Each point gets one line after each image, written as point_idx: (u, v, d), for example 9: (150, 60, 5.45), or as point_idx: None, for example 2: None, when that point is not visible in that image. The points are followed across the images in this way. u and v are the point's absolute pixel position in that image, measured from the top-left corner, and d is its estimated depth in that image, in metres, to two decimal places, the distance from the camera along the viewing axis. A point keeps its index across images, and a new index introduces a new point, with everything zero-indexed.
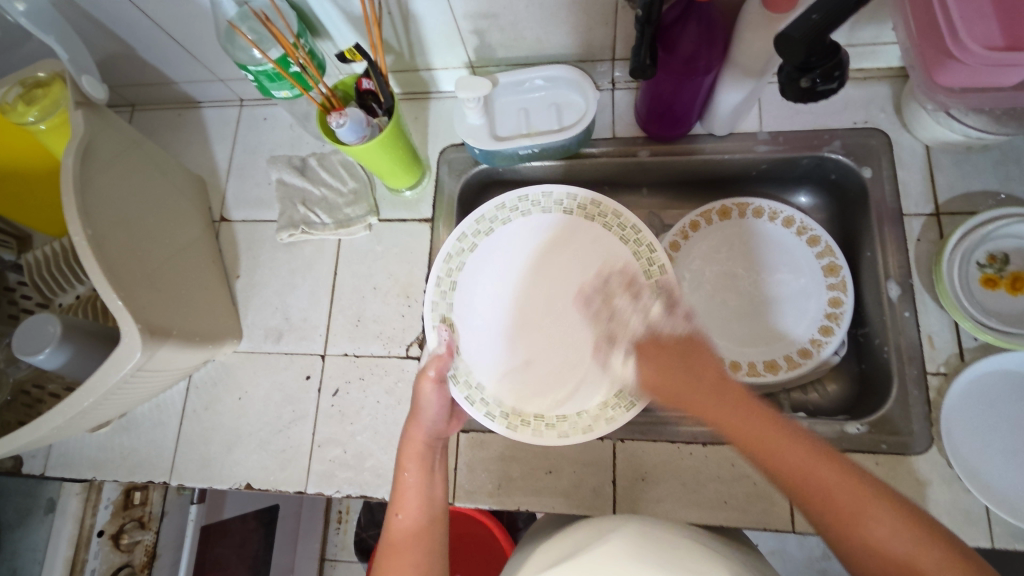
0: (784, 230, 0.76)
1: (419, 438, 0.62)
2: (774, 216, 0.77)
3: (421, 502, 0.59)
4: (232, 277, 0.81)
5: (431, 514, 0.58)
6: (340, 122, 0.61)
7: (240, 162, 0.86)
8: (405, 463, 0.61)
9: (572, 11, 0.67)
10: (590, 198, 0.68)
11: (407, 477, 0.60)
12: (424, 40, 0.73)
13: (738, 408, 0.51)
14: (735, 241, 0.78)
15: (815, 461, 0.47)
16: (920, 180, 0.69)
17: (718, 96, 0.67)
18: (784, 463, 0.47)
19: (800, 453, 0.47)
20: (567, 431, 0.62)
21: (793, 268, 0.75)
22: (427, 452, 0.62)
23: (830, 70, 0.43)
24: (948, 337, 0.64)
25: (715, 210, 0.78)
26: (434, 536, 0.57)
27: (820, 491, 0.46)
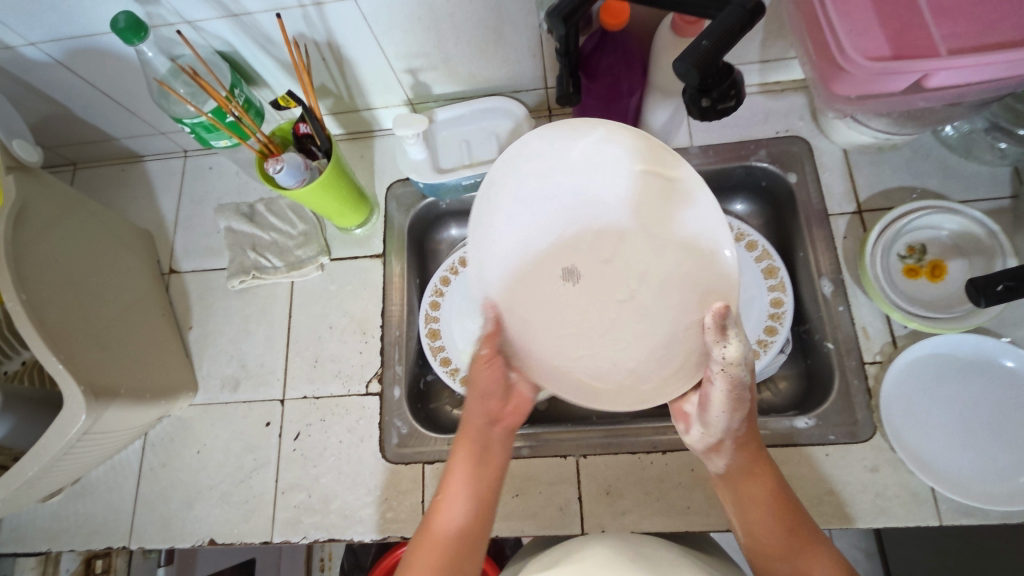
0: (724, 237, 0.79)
1: (479, 423, 0.60)
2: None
3: (472, 479, 0.58)
4: (184, 329, 0.80)
5: (484, 497, 0.58)
6: (277, 168, 0.61)
7: (188, 213, 0.86)
8: (462, 444, 0.60)
9: (500, 46, 0.70)
10: None
11: (465, 464, 0.59)
12: (361, 82, 0.75)
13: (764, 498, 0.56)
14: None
15: (805, 551, 0.53)
16: (841, 181, 0.74)
17: (645, 116, 0.71)
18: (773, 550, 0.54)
19: (786, 540, 0.54)
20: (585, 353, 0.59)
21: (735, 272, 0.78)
22: (494, 445, 0.61)
23: (727, 90, 0.45)
24: (881, 327, 0.67)
25: None
26: (482, 522, 0.57)
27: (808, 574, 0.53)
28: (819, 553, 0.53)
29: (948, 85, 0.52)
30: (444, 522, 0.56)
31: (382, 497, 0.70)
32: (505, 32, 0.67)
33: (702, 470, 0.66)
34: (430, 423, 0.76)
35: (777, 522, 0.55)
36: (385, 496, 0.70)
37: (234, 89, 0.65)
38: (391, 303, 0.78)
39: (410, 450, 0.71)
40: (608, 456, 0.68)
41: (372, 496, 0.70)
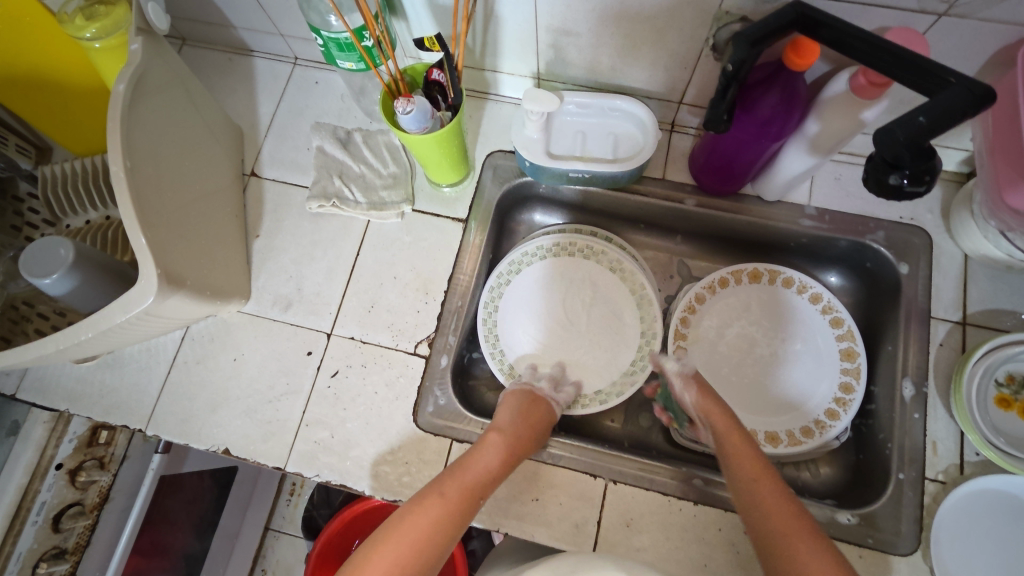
0: (809, 306, 0.76)
1: (496, 460, 0.61)
2: (802, 289, 0.76)
3: (445, 506, 0.56)
4: (251, 235, 0.79)
5: (445, 532, 0.55)
6: (406, 109, 0.59)
7: (283, 122, 0.84)
8: (442, 490, 0.57)
9: (657, 49, 0.66)
10: (613, 244, 0.81)
11: (439, 504, 0.56)
12: (499, 43, 0.72)
13: (745, 451, 0.60)
14: (755, 303, 0.78)
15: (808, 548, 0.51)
16: (954, 287, 0.70)
17: (778, 163, 0.67)
18: (775, 537, 0.53)
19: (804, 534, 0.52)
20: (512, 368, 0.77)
21: (807, 344, 0.75)
22: (475, 488, 0.59)
23: (920, 172, 0.41)
24: (952, 446, 0.65)
25: (745, 271, 0.78)
26: (435, 546, 0.54)
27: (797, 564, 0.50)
28: (814, 549, 0.51)
29: None
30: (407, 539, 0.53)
31: (402, 460, 0.69)
32: (670, 38, 0.64)
33: (729, 533, 0.64)
34: (465, 399, 0.75)
35: (787, 513, 0.54)
36: (406, 460, 0.69)
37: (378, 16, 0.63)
38: (461, 272, 0.76)
39: (442, 423, 0.70)
40: (638, 489, 0.66)
41: (393, 455, 0.69)
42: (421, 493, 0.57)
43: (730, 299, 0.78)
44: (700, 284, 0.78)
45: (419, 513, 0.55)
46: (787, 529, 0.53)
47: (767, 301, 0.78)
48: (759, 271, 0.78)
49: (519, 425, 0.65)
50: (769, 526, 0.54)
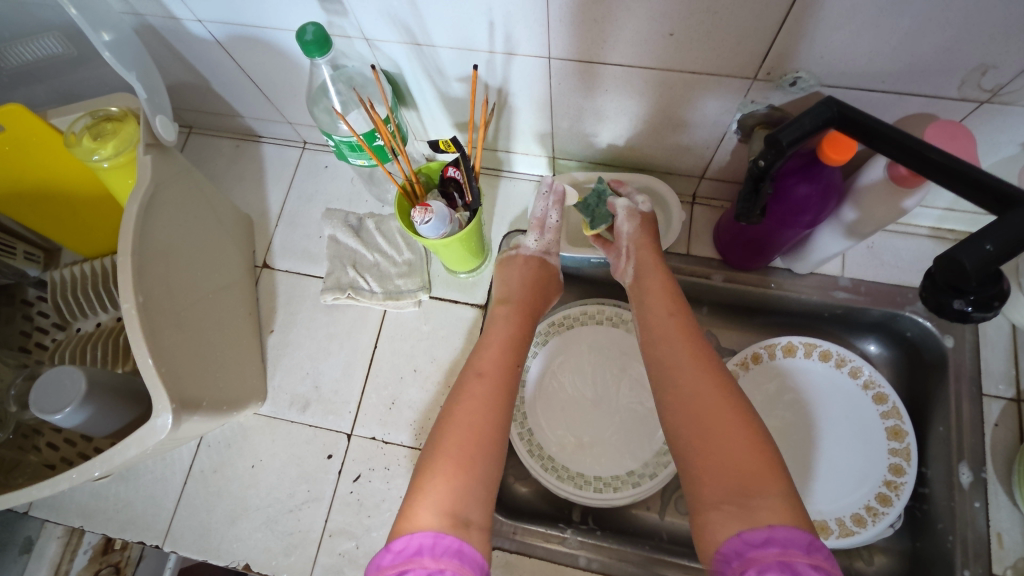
0: (849, 380, 0.72)
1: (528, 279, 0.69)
2: (841, 363, 0.73)
3: (492, 383, 0.56)
4: (265, 331, 0.77)
5: (501, 407, 0.54)
6: (424, 219, 0.56)
7: (293, 208, 0.82)
8: (481, 369, 0.57)
9: (677, 132, 0.64)
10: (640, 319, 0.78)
11: (472, 394, 0.55)
12: (512, 127, 0.70)
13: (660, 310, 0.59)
14: (789, 378, 0.74)
15: (732, 417, 0.48)
16: (1004, 360, 0.67)
17: (811, 243, 0.64)
18: (699, 394, 0.50)
19: (712, 395, 0.50)
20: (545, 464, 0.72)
21: (849, 421, 0.71)
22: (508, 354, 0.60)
23: (987, 298, 0.38)
24: (1018, 537, 0.61)
25: (780, 345, 0.75)
26: (496, 442, 0.52)
27: (716, 438, 0.47)
28: (739, 412, 0.48)
29: None
30: (467, 430, 0.52)
31: None
32: (692, 123, 0.62)
33: None
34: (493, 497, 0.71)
35: (697, 368, 0.52)
36: None
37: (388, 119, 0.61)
38: None
39: None
40: None
41: None
42: (461, 382, 0.56)
43: (763, 376, 0.75)
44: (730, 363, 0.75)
45: (463, 408, 0.54)
46: (706, 399, 0.50)
47: (803, 376, 0.74)
48: (793, 345, 0.74)
49: (529, 271, 0.69)
50: (686, 384, 0.52)
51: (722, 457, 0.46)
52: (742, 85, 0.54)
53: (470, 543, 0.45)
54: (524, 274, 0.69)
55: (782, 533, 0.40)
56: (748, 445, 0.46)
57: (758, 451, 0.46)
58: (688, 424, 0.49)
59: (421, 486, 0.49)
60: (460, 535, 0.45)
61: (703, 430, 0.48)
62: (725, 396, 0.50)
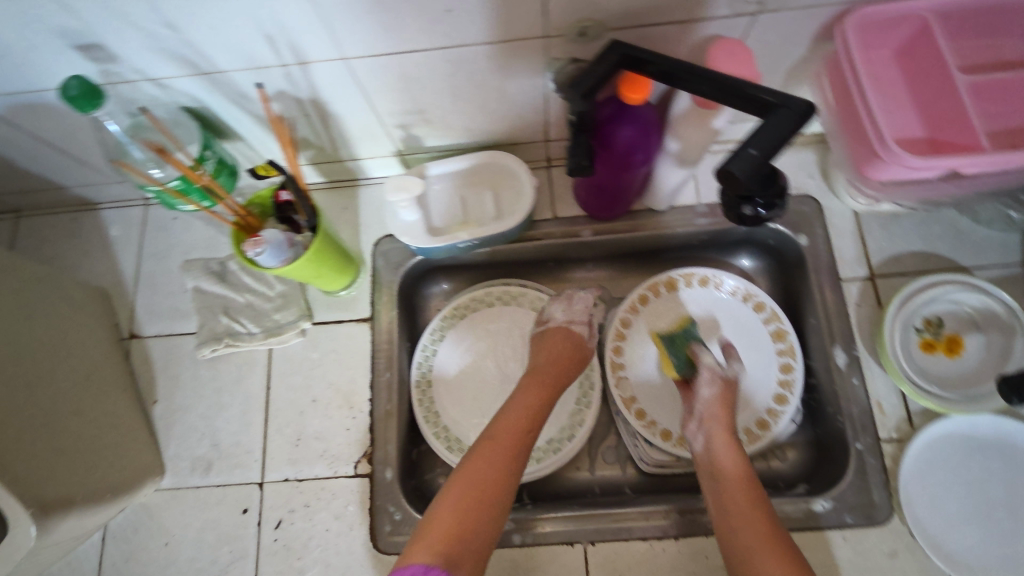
0: (729, 299, 0.76)
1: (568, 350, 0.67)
2: (719, 284, 0.77)
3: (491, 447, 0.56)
4: (148, 402, 0.72)
5: (513, 460, 0.56)
6: (256, 252, 0.54)
7: (150, 269, 0.78)
8: (491, 433, 0.58)
9: (503, 103, 0.64)
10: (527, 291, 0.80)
11: (506, 422, 0.59)
12: (346, 134, 0.68)
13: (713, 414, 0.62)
14: (676, 310, 0.77)
15: (771, 556, 0.50)
16: (853, 245, 0.72)
17: (657, 180, 0.66)
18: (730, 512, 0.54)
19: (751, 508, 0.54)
20: (468, 457, 0.72)
21: (738, 336, 0.75)
22: (520, 436, 0.58)
23: (772, 198, 0.40)
24: (896, 401, 0.66)
25: (661, 282, 0.77)
26: (497, 498, 0.53)
27: (756, 546, 0.51)
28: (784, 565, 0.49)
29: (988, 173, 0.50)
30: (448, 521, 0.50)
31: None
32: (513, 92, 0.62)
33: (716, 557, 0.63)
34: (423, 502, 0.70)
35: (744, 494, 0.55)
36: None
37: (198, 163, 0.58)
38: (381, 372, 0.72)
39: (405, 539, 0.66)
40: (620, 543, 0.64)
41: None
42: (474, 445, 0.57)
43: (652, 313, 0.77)
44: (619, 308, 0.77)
45: (482, 456, 0.55)
46: (742, 505, 0.54)
47: (688, 304, 0.77)
48: (673, 278, 0.77)
49: (564, 357, 0.67)
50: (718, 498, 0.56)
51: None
52: (539, 46, 0.54)
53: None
54: (545, 339, 0.69)
55: None
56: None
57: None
58: (739, 558, 0.52)
59: (418, 532, 0.50)
60: (453, 572, 0.47)
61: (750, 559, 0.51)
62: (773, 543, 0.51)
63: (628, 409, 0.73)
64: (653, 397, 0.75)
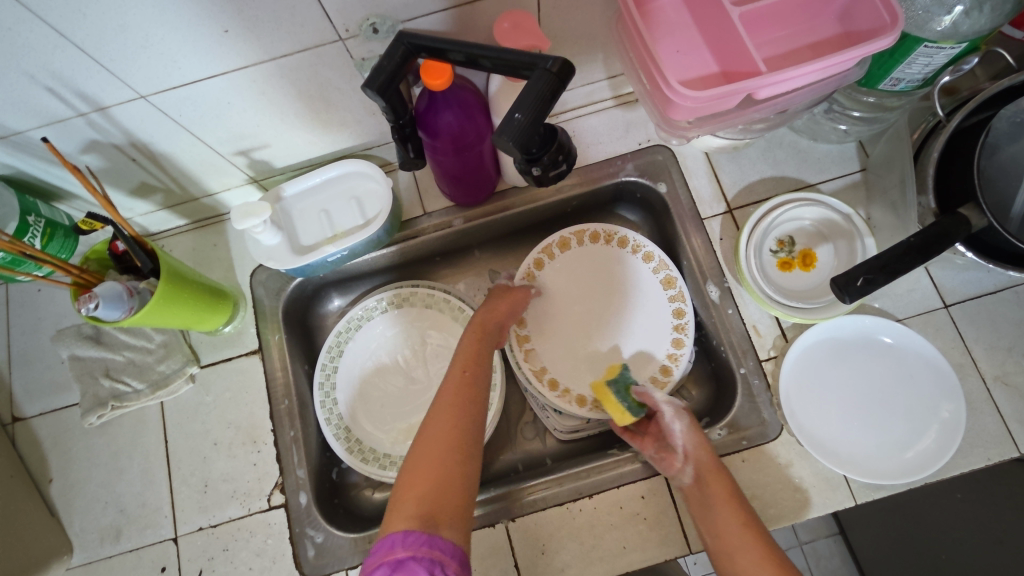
0: (621, 253, 0.77)
1: (489, 321, 0.70)
2: (610, 237, 0.77)
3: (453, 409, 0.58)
4: (43, 484, 0.70)
5: (467, 429, 0.57)
6: (91, 306, 0.52)
7: (21, 348, 0.74)
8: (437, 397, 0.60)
9: (333, 112, 0.64)
10: (419, 290, 0.80)
11: (438, 402, 0.59)
12: (189, 172, 0.67)
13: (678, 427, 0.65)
14: (571, 267, 0.78)
15: (730, 513, 0.56)
16: (708, 183, 0.75)
17: (502, 156, 0.67)
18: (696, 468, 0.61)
19: (715, 471, 0.60)
20: (386, 463, 0.73)
21: (636, 290, 0.76)
22: (466, 397, 0.60)
23: (553, 155, 0.42)
24: (770, 322, 0.69)
25: (553, 243, 0.77)
26: (463, 461, 0.54)
27: (732, 536, 0.55)
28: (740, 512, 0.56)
29: (779, 93, 0.53)
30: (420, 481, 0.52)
31: None
32: (339, 98, 0.62)
33: (630, 505, 0.65)
34: (349, 519, 0.70)
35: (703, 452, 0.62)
36: None
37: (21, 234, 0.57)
38: (280, 400, 0.72)
39: (330, 560, 0.66)
40: (537, 513, 0.65)
41: None
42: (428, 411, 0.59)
43: (555, 274, 0.77)
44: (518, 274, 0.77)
45: (430, 426, 0.57)
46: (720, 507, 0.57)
47: (584, 260, 0.78)
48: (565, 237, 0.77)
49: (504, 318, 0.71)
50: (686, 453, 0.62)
51: (721, 529, 0.56)
52: (340, 49, 0.54)
53: (441, 535, 0.48)
54: (499, 297, 0.73)
55: None
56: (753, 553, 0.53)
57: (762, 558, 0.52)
58: (702, 518, 0.58)
59: (395, 500, 0.51)
60: (433, 531, 0.48)
61: (717, 506, 0.57)
62: (733, 494, 0.58)
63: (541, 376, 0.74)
64: (564, 362, 0.75)
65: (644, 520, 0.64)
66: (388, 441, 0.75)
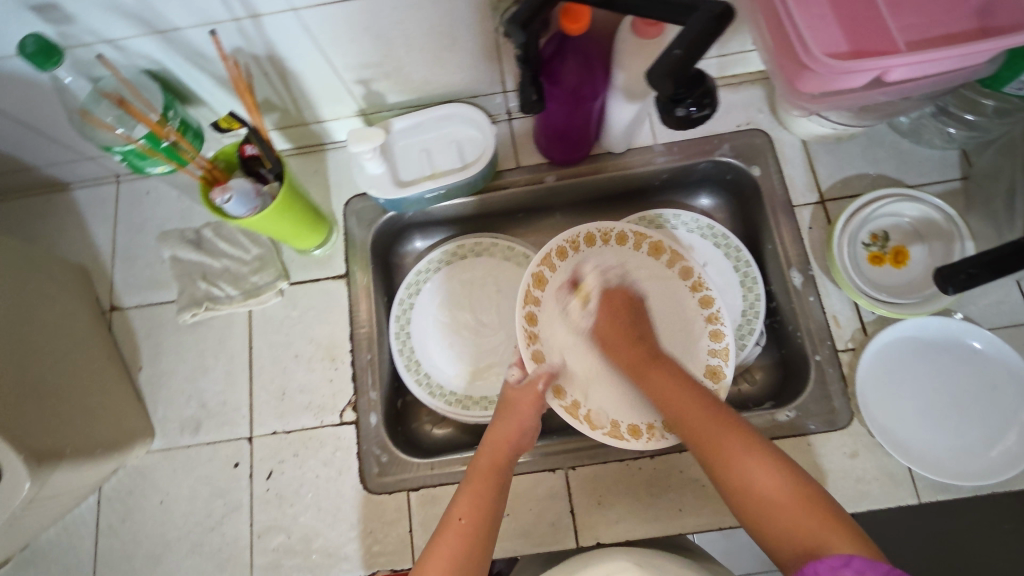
0: (637, 253, 0.73)
1: (504, 440, 0.63)
2: (607, 236, 0.72)
3: (466, 538, 0.56)
4: (134, 370, 0.74)
5: (475, 551, 0.55)
6: (225, 198, 0.57)
7: (126, 243, 0.79)
8: (448, 515, 0.58)
9: (455, 52, 0.66)
10: (499, 243, 0.82)
11: (445, 526, 0.57)
12: (309, 94, 0.70)
13: (674, 390, 0.60)
14: (568, 290, 0.70)
15: (775, 487, 0.50)
16: (804, 172, 0.75)
17: (609, 117, 0.69)
18: (688, 412, 0.58)
19: (714, 411, 0.57)
20: (451, 401, 0.76)
21: (663, 293, 0.73)
22: (477, 520, 0.57)
23: (699, 97, 0.43)
24: (851, 314, 0.69)
25: (552, 252, 0.69)
26: None
27: (794, 514, 0.49)
28: (765, 455, 0.52)
29: (907, 79, 0.53)
30: None
31: (366, 532, 0.67)
32: (465, 38, 0.64)
33: (690, 472, 0.66)
34: (411, 446, 0.73)
35: (682, 390, 0.60)
36: (369, 528, 0.67)
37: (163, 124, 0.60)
38: (360, 325, 0.75)
39: (393, 479, 0.69)
40: (598, 465, 0.67)
41: (356, 530, 0.67)
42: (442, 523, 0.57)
43: (557, 288, 0.69)
44: (521, 345, 0.64)
45: (434, 551, 0.55)
46: (747, 472, 0.52)
47: (579, 274, 0.71)
48: (574, 238, 0.71)
49: (518, 418, 0.64)
50: (663, 389, 0.60)
51: (759, 496, 0.51)
52: None
53: None
54: (510, 403, 0.65)
55: (860, 561, 0.43)
56: (792, 495, 0.50)
57: (812, 504, 0.49)
58: (739, 500, 0.52)
59: None
60: None
61: (732, 460, 0.53)
62: (735, 427, 0.55)
63: (587, 422, 0.65)
64: (602, 393, 0.68)
65: (703, 487, 0.65)
66: (453, 382, 0.77)
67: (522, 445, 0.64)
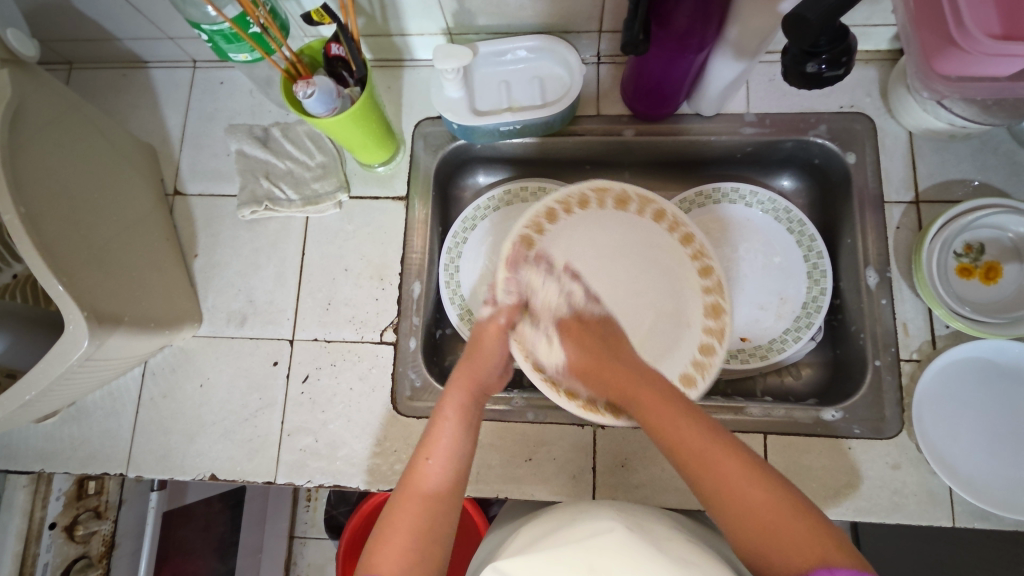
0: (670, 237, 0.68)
1: (464, 394, 0.58)
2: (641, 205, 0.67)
3: (430, 487, 0.52)
4: (189, 256, 0.76)
5: (441, 509, 0.51)
6: (307, 92, 0.56)
7: (195, 130, 0.79)
8: (405, 480, 0.53)
9: None
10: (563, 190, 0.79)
11: (408, 485, 0.53)
12: (398, 3, 0.68)
13: (668, 422, 0.52)
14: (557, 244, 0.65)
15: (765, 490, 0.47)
16: (903, 167, 0.69)
17: (707, 74, 0.65)
18: (659, 419, 0.53)
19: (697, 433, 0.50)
20: None
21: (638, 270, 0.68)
22: (436, 481, 0.53)
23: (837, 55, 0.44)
24: (922, 324, 0.65)
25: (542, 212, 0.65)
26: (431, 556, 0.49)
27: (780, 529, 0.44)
28: (768, 483, 0.47)
29: None
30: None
31: (390, 449, 0.68)
32: None
33: None
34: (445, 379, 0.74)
35: (675, 406, 0.53)
36: (393, 446, 0.68)
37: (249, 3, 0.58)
38: (412, 250, 0.74)
39: (423, 405, 0.69)
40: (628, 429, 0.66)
41: (381, 446, 0.68)
42: (402, 484, 0.53)
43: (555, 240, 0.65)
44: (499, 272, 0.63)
45: (392, 523, 0.50)
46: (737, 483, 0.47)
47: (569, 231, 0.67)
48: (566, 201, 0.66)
49: (488, 359, 0.62)
50: (644, 410, 0.55)
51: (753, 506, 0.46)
52: None
53: None
54: (476, 345, 0.62)
55: None
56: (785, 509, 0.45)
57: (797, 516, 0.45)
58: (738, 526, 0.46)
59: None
60: None
61: (726, 482, 0.47)
62: (712, 440, 0.50)
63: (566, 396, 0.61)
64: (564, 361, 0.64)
65: None
66: None
67: (490, 386, 0.62)
